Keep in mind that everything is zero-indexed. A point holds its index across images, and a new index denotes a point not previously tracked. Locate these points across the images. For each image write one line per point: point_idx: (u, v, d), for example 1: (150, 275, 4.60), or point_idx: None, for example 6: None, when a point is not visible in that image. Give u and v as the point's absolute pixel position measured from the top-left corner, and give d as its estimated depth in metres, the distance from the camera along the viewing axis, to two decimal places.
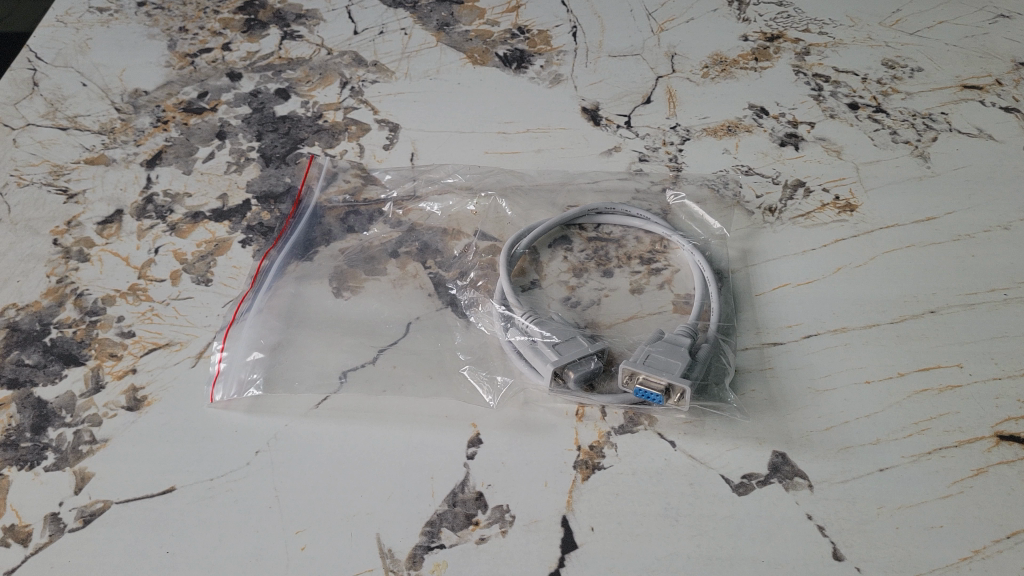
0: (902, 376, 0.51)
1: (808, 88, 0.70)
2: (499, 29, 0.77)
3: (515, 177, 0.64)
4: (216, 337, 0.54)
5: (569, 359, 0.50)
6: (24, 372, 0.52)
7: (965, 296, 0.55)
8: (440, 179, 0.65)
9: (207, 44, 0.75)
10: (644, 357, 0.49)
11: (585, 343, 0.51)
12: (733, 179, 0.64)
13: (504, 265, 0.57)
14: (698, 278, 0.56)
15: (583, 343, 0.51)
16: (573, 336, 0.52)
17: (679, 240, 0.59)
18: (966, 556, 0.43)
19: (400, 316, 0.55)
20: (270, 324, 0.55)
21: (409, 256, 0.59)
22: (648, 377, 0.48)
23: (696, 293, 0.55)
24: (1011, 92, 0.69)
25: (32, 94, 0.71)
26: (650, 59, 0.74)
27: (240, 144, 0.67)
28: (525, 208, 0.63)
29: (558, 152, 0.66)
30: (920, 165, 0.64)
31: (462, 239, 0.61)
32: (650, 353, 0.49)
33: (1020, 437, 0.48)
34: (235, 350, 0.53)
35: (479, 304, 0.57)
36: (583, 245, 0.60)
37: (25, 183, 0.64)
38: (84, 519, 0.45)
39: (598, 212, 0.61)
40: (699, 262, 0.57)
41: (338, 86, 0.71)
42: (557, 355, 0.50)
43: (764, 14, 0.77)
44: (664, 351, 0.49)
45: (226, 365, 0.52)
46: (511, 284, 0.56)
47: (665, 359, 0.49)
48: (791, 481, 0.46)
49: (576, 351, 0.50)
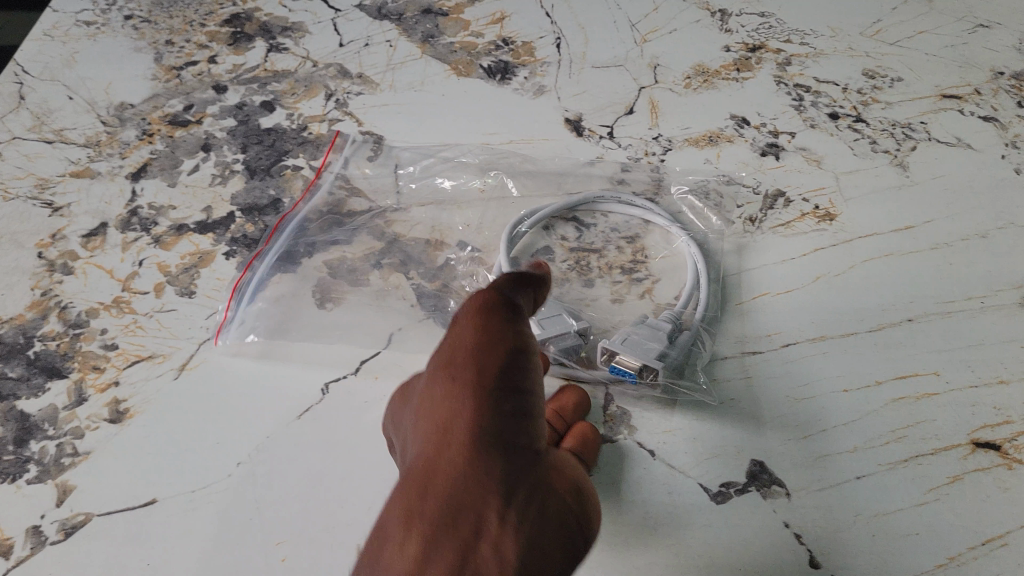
0: (880, 385, 0.51)
1: (789, 98, 0.71)
2: (484, 41, 0.77)
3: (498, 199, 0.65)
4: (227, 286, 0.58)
5: (551, 333, 0.53)
6: (8, 385, 0.52)
7: (942, 304, 0.56)
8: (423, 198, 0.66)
9: (194, 57, 0.76)
10: (623, 339, 0.52)
11: (570, 322, 0.54)
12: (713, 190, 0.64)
13: (505, 243, 0.59)
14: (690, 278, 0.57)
15: (568, 321, 0.54)
16: (558, 313, 0.54)
17: (677, 231, 0.60)
18: (941, 563, 0.43)
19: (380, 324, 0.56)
20: (277, 283, 0.59)
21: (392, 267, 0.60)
22: (624, 358, 0.51)
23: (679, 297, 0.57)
24: (990, 102, 0.69)
25: (19, 108, 0.71)
26: (633, 70, 0.74)
27: (225, 157, 0.67)
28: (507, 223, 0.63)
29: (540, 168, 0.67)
30: (899, 175, 0.64)
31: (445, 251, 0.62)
32: (629, 335, 0.52)
33: (995, 444, 0.48)
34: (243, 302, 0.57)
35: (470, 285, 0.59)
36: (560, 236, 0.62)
37: (10, 197, 0.64)
38: (66, 532, 0.46)
39: (598, 199, 0.62)
40: (694, 254, 0.58)
41: (323, 99, 0.72)
42: (540, 329, 0.53)
43: (746, 25, 0.78)
44: (646, 334, 0.53)
45: (233, 314, 0.56)
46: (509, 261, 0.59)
47: (643, 342, 0.52)
48: (768, 488, 0.47)
49: (560, 328, 0.54)
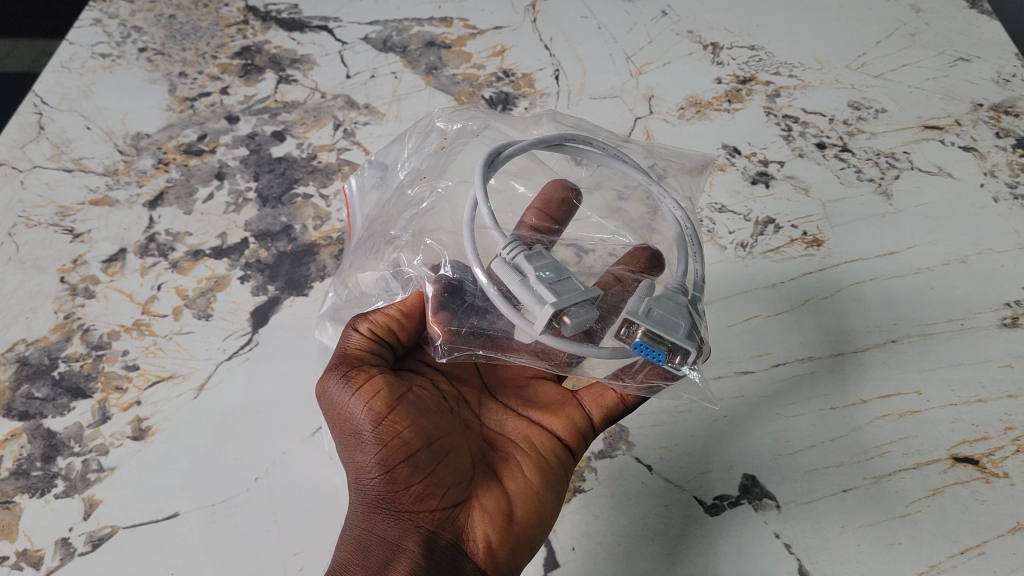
0: (865, 403, 0.54)
1: (778, 129, 0.74)
2: (485, 72, 0.80)
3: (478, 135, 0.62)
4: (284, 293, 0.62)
5: (569, 302, 0.44)
6: (35, 405, 0.55)
7: (925, 325, 0.59)
8: (414, 162, 0.64)
9: (206, 88, 0.79)
10: (646, 311, 0.45)
11: (579, 286, 0.46)
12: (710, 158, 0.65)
13: (480, 167, 0.51)
14: (677, 234, 0.54)
15: (578, 285, 0.46)
16: (566, 275, 0.46)
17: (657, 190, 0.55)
18: (922, 571, 0.47)
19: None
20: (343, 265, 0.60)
21: (382, 243, 0.56)
22: (650, 332, 0.44)
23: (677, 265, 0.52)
24: (970, 132, 0.72)
25: (38, 138, 0.74)
26: (629, 102, 0.77)
27: (238, 185, 0.70)
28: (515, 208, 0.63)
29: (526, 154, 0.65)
30: (883, 203, 0.67)
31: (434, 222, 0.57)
32: (652, 307, 0.45)
33: (973, 459, 0.52)
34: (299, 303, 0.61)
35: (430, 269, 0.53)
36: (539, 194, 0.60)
37: (32, 224, 0.67)
38: (93, 544, 0.49)
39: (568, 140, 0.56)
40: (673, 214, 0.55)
41: (332, 129, 0.75)
42: (556, 296, 0.44)
43: (737, 58, 0.81)
44: (667, 307, 0.45)
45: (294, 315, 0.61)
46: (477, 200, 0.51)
47: (667, 315, 0.45)
48: (760, 501, 0.50)
49: (573, 292, 0.45)
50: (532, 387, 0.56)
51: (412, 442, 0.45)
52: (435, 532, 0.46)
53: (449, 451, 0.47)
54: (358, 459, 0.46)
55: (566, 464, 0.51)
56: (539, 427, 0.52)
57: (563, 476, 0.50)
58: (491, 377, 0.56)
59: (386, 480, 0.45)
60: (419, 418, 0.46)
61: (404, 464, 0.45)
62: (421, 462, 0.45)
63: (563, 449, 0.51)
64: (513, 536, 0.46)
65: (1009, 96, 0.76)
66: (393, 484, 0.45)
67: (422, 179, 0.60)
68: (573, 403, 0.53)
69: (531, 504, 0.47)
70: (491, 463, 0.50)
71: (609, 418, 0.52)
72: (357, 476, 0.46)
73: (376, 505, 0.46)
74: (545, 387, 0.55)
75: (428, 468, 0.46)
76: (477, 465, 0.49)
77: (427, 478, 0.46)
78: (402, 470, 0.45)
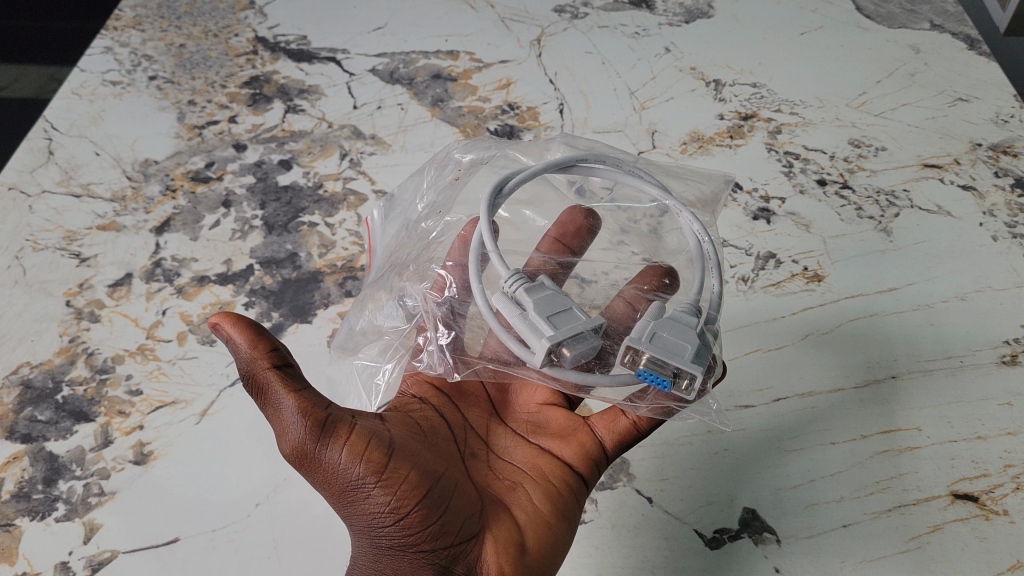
0: (865, 439, 0.55)
1: (779, 165, 0.74)
2: (490, 105, 0.81)
3: (487, 163, 0.65)
4: (287, 319, 0.62)
5: (567, 334, 0.45)
6: (37, 427, 0.55)
7: (923, 362, 0.59)
8: (432, 195, 0.66)
9: (215, 116, 0.80)
10: (650, 336, 0.46)
11: (581, 316, 0.47)
12: (731, 182, 0.66)
13: (486, 199, 0.53)
14: (697, 252, 0.55)
15: (579, 316, 0.47)
16: (567, 306, 0.47)
17: (675, 206, 0.56)
18: None
19: (374, 401, 0.57)
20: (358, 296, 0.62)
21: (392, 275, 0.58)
22: (654, 358, 0.45)
23: (694, 281, 0.53)
24: (969, 171, 0.73)
25: (47, 163, 0.75)
26: (632, 135, 0.78)
27: (245, 212, 0.70)
28: (531, 240, 0.64)
29: (539, 190, 0.66)
30: (883, 239, 0.68)
31: (441, 256, 0.60)
32: (657, 332, 0.46)
33: (973, 495, 0.52)
34: (304, 333, 0.62)
35: (435, 291, 0.57)
36: (555, 220, 0.63)
37: (40, 248, 0.67)
38: (93, 568, 0.49)
39: (584, 161, 0.58)
40: (698, 233, 0.55)
41: (338, 158, 0.76)
42: (554, 328, 0.45)
43: (739, 95, 0.82)
44: (674, 333, 0.46)
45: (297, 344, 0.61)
46: (489, 230, 0.53)
47: (672, 342, 0.45)
48: (760, 535, 0.50)
49: (573, 323, 0.46)
50: (544, 414, 0.55)
51: (418, 483, 0.44)
52: (448, 568, 0.45)
53: (455, 488, 0.46)
54: (367, 508, 0.44)
55: (575, 490, 0.50)
56: (550, 455, 0.52)
57: (573, 504, 0.49)
58: (505, 408, 0.57)
59: (397, 524, 0.44)
60: (418, 460, 0.45)
61: (416, 507, 0.43)
62: (431, 503, 0.44)
63: (576, 475, 0.51)
64: (525, 567, 0.45)
65: (1009, 137, 0.76)
66: (406, 528, 0.44)
67: (437, 215, 0.62)
68: (584, 429, 0.53)
69: (542, 534, 0.47)
70: (498, 496, 0.49)
71: (621, 444, 0.52)
72: (366, 525, 0.45)
73: (387, 546, 0.45)
74: (556, 412, 0.55)
75: (441, 506, 0.44)
76: (486, 495, 0.48)
77: (442, 516, 0.44)
78: (414, 513, 0.43)
